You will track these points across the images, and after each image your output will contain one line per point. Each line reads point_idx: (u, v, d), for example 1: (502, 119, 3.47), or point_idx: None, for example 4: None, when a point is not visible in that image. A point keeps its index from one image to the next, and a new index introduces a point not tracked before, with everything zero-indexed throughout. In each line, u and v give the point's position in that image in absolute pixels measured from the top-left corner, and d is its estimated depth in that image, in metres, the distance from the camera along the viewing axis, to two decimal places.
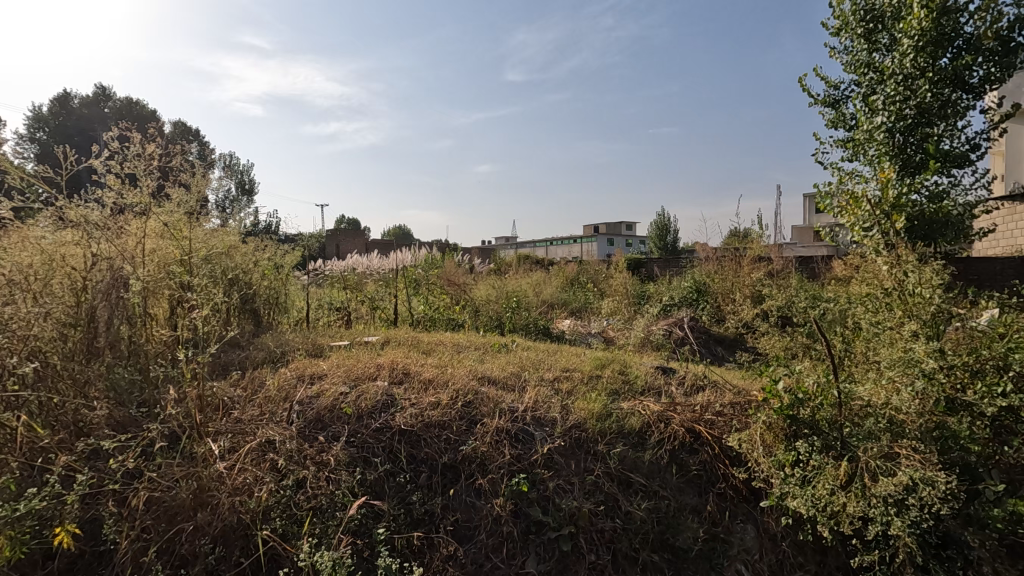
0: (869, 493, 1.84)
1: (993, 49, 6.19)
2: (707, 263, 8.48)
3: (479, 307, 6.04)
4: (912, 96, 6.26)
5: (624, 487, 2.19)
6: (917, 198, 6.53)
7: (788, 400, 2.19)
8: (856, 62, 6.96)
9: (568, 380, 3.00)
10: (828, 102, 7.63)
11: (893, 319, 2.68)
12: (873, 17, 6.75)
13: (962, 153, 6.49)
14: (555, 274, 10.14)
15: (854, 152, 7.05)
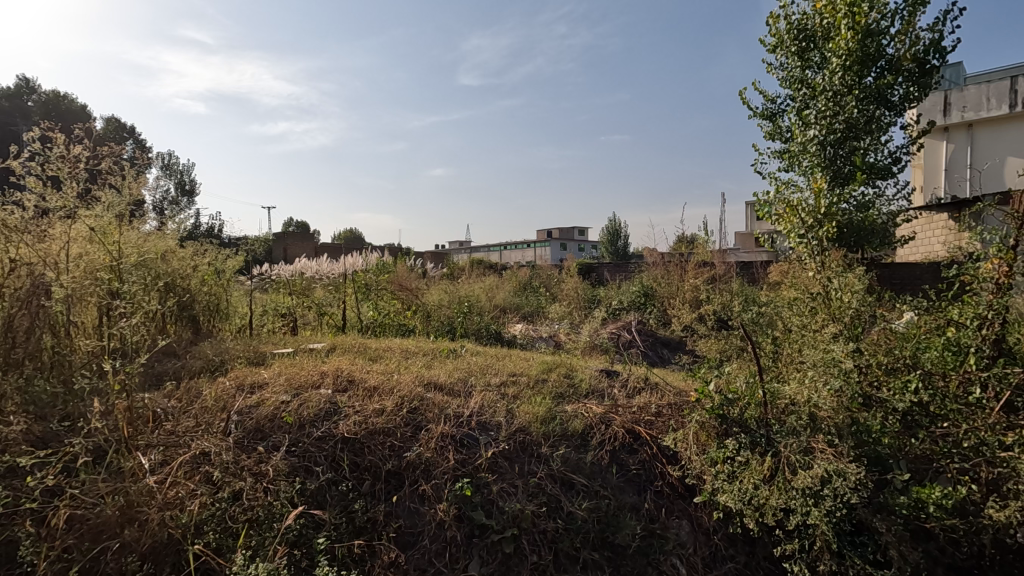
0: (790, 485, 1.97)
1: (911, 71, 6.82)
2: (655, 268, 8.74)
3: (430, 313, 6.02)
4: (841, 111, 6.89)
5: (566, 488, 2.25)
6: (846, 206, 7.01)
7: (718, 400, 2.33)
8: (790, 78, 7.43)
9: (515, 385, 3.05)
10: (765, 115, 8.07)
11: (817, 322, 2.87)
12: (805, 36, 7.23)
13: (886, 166, 7.02)
14: (508, 279, 10.20)
15: (790, 163, 7.50)
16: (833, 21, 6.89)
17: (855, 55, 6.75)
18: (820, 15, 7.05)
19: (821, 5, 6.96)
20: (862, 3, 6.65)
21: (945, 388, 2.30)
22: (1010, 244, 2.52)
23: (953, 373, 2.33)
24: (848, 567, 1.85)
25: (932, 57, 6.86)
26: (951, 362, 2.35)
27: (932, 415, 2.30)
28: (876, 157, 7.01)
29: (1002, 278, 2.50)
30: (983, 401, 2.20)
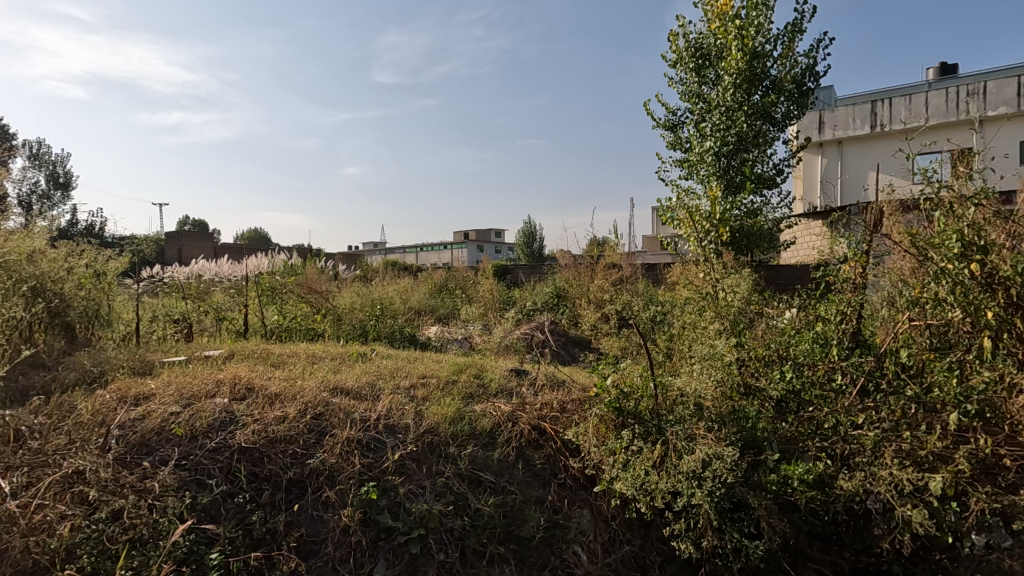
0: (677, 469, 2.15)
1: (791, 91, 7.58)
2: (568, 270, 9.04)
3: (341, 316, 5.82)
4: (732, 126, 7.51)
5: (473, 485, 2.30)
6: (738, 213, 7.65)
7: (615, 394, 2.49)
8: (689, 92, 7.97)
9: (424, 387, 3.05)
10: (667, 126, 8.62)
11: (706, 319, 3.12)
12: (701, 55, 7.79)
13: (770, 176, 7.74)
14: (423, 281, 10.10)
15: (690, 171, 8.05)
16: (725, 42, 7.49)
17: (744, 74, 7.39)
18: (714, 36, 7.63)
19: (714, 26, 7.53)
20: (749, 27, 7.30)
21: (813, 377, 2.60)
22: (863, 251, 2.98)
23: (819, 364, 2.64)
24: (726, 541, 2.04)
25: (808, 80, 7.67)
26: (818, 354, 2.66)
27: (801, 402, 2.58)
28: (763, 168, 7.71)
29: (858, 278, 3.00)
30: (841, 387, 2.53)
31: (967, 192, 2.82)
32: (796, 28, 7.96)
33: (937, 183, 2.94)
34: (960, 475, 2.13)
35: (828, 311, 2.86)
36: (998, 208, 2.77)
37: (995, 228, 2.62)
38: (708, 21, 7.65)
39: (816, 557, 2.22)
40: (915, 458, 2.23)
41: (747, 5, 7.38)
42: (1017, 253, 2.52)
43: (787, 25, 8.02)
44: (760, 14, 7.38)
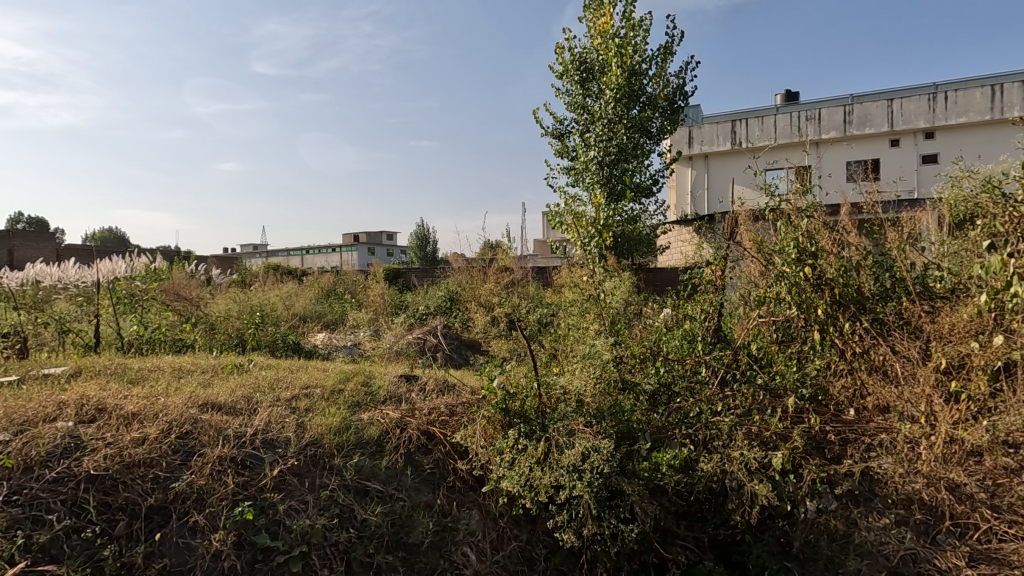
0: (558, 463, 2.28)
1: (664, 108, 8.26)
2: (460, 273, 9.11)
3: (215, 324, 5.42)
4: (613, 137, 8.02)
5: (360, 496, 2.25)
6: (619, 219, 8.19)
7: (501, 395, 2.56)
8: (574, 103, 8.36)
9: (307, 398, 2.91)
10: (555, 134, 8.98)
11: (589, 321, 3.30)
12: (585, 68, 8.20)
13: (647, 186, 8.38)
14: (308, 286, 9.62)
15: (576, 178, 8.43)
16: (606, 58, 7.97)
17: (624, 89, 7.91)
18: (597, 51, 8.08)
19: (597, 42, 7.98)
20: (627, 46, 7.85)
21: (681, 369, 2.90)
22: (722, 256, 3.35)
23: (687, 358, 2.96)
24: (604, 527, 2.17)
25: (678, 99, 8.40)
26: (686, 349, 2.99)
27: (671, 395, 2.81)
28: (641, 178, 8.32)
29: (718, 281, 3.35)
30: (705, 379, 2.83)
31: (801, 205, 3.27)
32: (667, 50, 8.68)
33: (778, 197, 3.37)
34: (795, 451, 2.49)
35: (695, 310, 3.23)
36: (824, 220, 3.26)
37: (823, 236, 3.07)
38: (591, 37, 8.09)
39: (683, 535, 2.39)
40: (762, 438, 2.55)
41: (626, 25, 7.93)
42: (839, 258, 3.00)
43: (659, 47, 8.72)
44: (636, 34, 7.96)
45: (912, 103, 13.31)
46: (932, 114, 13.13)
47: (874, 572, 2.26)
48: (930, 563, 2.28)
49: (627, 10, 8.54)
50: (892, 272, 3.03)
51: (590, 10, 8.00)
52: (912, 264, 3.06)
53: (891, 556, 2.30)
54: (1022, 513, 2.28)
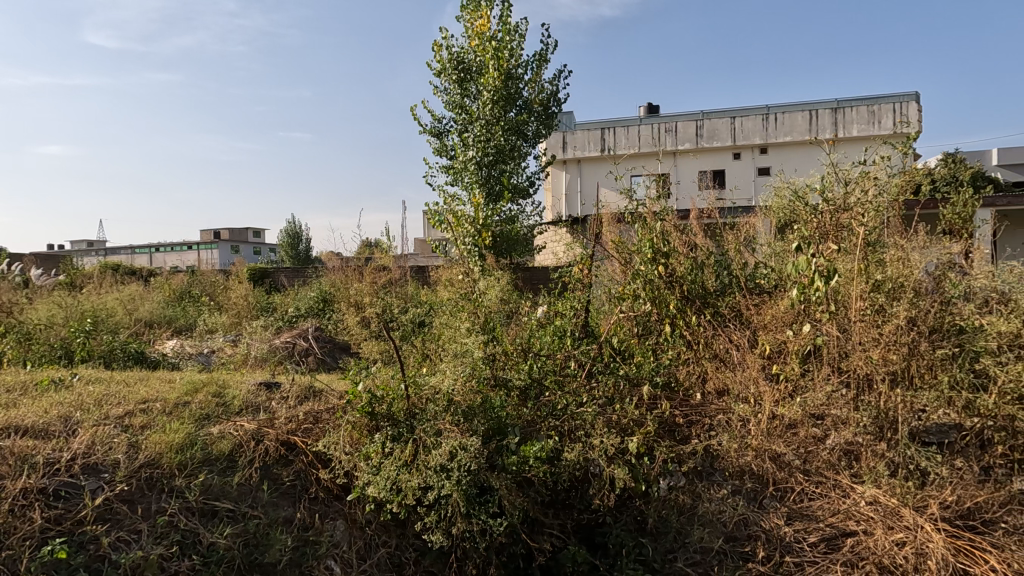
0: (426, 464, 2.26)
1: (539, 113, 8.55)
2: (334, 273, 8.70)
3: (32, 334, 4.65)
4: (491, 139, 8.14)
5: (206, 518, 2.07)
6: (498, 220, 8.33)
7: (367, 398, 2.46)
8: (452, 102, 8.34)
9: (144, 414, 2.59)
10: (433, 133, 8.91)
11: (463, 321, 3.30)
12: (463, 68, 8.22)
13: (524, 187, 8.61)
14: (156, 288, 8.58)
15: (455, 178, 8.42)
16: (483, 59, 8.06)
17: (501, 92, 8.07)
18: (474, 52, 8.14)
19: (474, 43, 8.04)
20: (504, 50, 8.02)
21: (551, 364, 3.02)
22: (588, 255, 3.55)
23: (557, 353, 3.09)
24: (473, 524, 2.19)
25: (552, 104, 8.74)
26: (556, 343, 3.13)
27: (541, 391, 2.89)
28: (518, 180, 8.54)
29: (585, 279, 3.53)
30: (573, 372, 3.00)
31: (656, 210, 3.58)
32: (542, 57, 9.00)
33: (638, 202, 3.65)
34: (648, 435, 2.72)
35: (565, 307, 3.37)
36: (675, 223, 3.60)
37: (675, 237, 3.46)
38: (468, 38, 8.13)
39: (549, 523, 2.46)
40: (621, 425, 2.74)
41: (502, 29, 8.09)
42: (689, 258, 3.39)
43: (534, 53, 9.01)
44: (513, 39, 8.16)
45: (750, 121, 15.12)
46: (765, 132, 15.03)
47: (714, 539, 2.49)
48: (759, 525, 2.53)
49: (503, 14, 8.71)
50: (728, 270, 3.43)
51: (468, 11, 8.03)
52: (745, 263, 3.47)
53: (727, 522, 2.54)
54: (826, 474, 2.65)
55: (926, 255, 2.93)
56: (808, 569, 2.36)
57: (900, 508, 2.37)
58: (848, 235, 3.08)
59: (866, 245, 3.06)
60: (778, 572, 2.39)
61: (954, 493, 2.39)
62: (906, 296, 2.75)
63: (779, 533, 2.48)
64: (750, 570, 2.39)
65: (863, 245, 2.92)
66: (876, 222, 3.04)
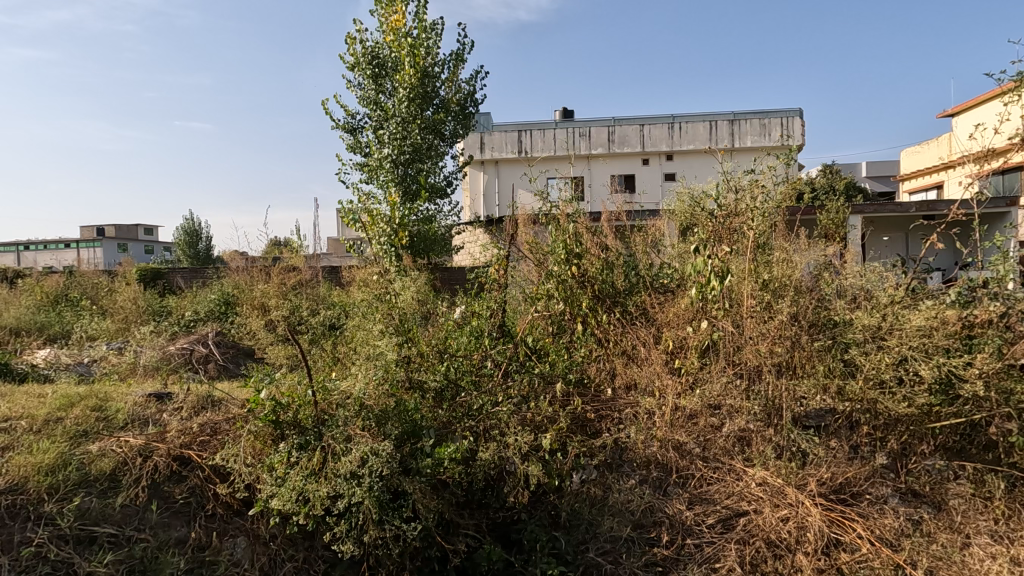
0: (335, 472, 2.18)
1: (456, 112, 8.51)
2: (237, 274, 8.17)
3: None
4: (407, 137, 7.99)
5: (83, 546, 1.93)
6: (415, 219, 8.17)
7: (271, 406, 2.33)
8: (366, 97, 8.11)
9: (7, 434, 2.31)
10: (346, 128, 8.62)
11: (377, 323, 3.23)
12: (378, 64, 8.02)
13: (442, 187, 8.52)
14: (25, 291, 7.65)
15: (370, 175, 8.20)
16: (399, 55, 7.91)
17: (417, 90, 7.95)
18: (389, 48, 7.96)
19: (389, 38, 7.86)
20: (420, 47, 7.91)
21: (467, 365, 3.02)
22: (504, 256, 3.61)
23: (474, 353, 3.09)
24: (385, 530, 2.13)
25: (470, 105, 8.73)
26: (473, 344, 3.15)
27: (457, 392, 2.88)
28: (436, 179, 8.44)
29: (501, 279, 3.56)
30: (489, 372, 3.00)
31: (569, 211, 3.70)
32: (459, 57, 8.97)
33: (551, 204, 3.75)
34: (560, 432, 2.79)
35: (481, 307, 3.39)
36: (587, 225, 3.73)
37: (587, 239, 3.60)
38: (383, 33, 7.94)
39: (464, 524, 2.44)
40: (534, 423, 2.78)
41: (418, 26, 7.97)
42: (600, 259, 3.52)
43: (451, 53, 8.96)
44: (429, 37, 8.07)
45: (657, 129, 15.97)
46: (671, 140, 15.97)
47: (622, 528, 2.59)
48: (663, 512, 2.66)
49: (419, 11, 8.59)
50: (636, 271, 3.60)
51: (382, 5, 7.84)
52: (651, 264, 3.66)
53: (635, 510, 2.65)
54: (722, 460, 2.85)
55: (805, 257, 3.25)
56: (705, 549, 2.51)
57: (784, 487, 2.60)
58: (739, 238, 3.34)
59: (756, 247, 3.34)
60: (680, 554, 2.51)
61: (829, 471, 2.67)
62: (788, 294, 3.03)
63: (680, 517, 2.62)
64: (655, 555, 2.49)
65: (752, 247, 3.19)
66: (763, 227, 3.32)
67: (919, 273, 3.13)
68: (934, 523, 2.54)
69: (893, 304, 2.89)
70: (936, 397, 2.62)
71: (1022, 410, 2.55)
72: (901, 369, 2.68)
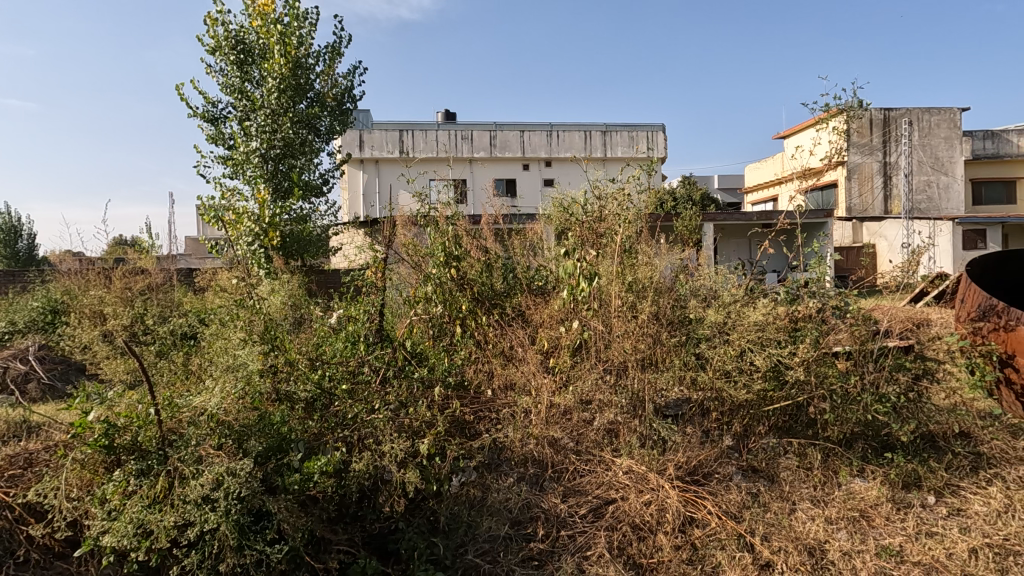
0: (184, 498, 1.97)
1: (332, 108, 8.10)
2: (68, 277, 7.09)
3: None
4: (278, 130, 7.47)
5: None
6: (286, 218, 7.61)
7: (103, 430, 2.04)
8: (230, 85, 7.46)
9: None
10: (206, 117, 7.85)
11: (238, 331, 2.98)
12: (243, 49, 7.40)
13: (317, 185, 8.06)
14: None
15: (235, 170, 7.57)
16: (267, 43, 7.37)
17: (288, 81, 7.45)
18: (256, 34, 7.39)
19: (256, 23, 7.30)
20: (291, 36, 7.43)
21: (342, 372, 2.89)
22: (381, 259, 3.50)
23: (349, 360, 2.97)
24: (245, 556, 1.95)
25: (347, 101, 8.37)
26: (350, 351, 3.03)
27: (330, 401, 2.74)
28: (310, 177, 7.96)
29: (379, 282, 3.47)
30: (366, 378, 2.89)
31: (448, 214, 3.72)
32: (335, 50, 8.57)
33: (429, 206, 3.74)
34: (439, 436, 2.75)
35: (357, 311, 3.28)
36: (466, 228, 3.76)
37: (466, 242, 3.63)
38: (248, 16, 7.36)
39: (336, 539, 2.29)
40: (412, 428, 2.71)
41: (289, 14, 7.50)
42: (477, 262, 3.58)
43: (326, 45, 8.53)
44: (302, 26, 7.61)
45: (536, 136, 16.53)
46: (549, 147, 16.60)
47: (500, 526, 2.61)
48: (539, 506, 2.74)
49: None
50: (513, 274, 3.71)
51: None
52: (527, 267, 3.79)
53: (512, 508, 2.70)
54: (593, 452, 3.02)
55: (665, 261, 3.54)
56: (578, 538, 2.58)
57: (647, 473, 2.82)
58: (606, 242, 3.56)
59: (623, 251, 3.56)
60: (555, 546, 2.56)
61: (685, 455, 2.93)
62: (649, 294, 3.28)
63: (555, 510, 2.71)
64: (531, 550, 2.52)
65: (618, 251, 3.42)
66: (628, 233, 3.56)
67: (756, 275, 3.56)
68: (768, 494, 2.87)
69: (735, 303, 3.26)
70: (769, 383, 2.99)
71: (832, 391, 2.98)
72: (741, 360, 3.02)
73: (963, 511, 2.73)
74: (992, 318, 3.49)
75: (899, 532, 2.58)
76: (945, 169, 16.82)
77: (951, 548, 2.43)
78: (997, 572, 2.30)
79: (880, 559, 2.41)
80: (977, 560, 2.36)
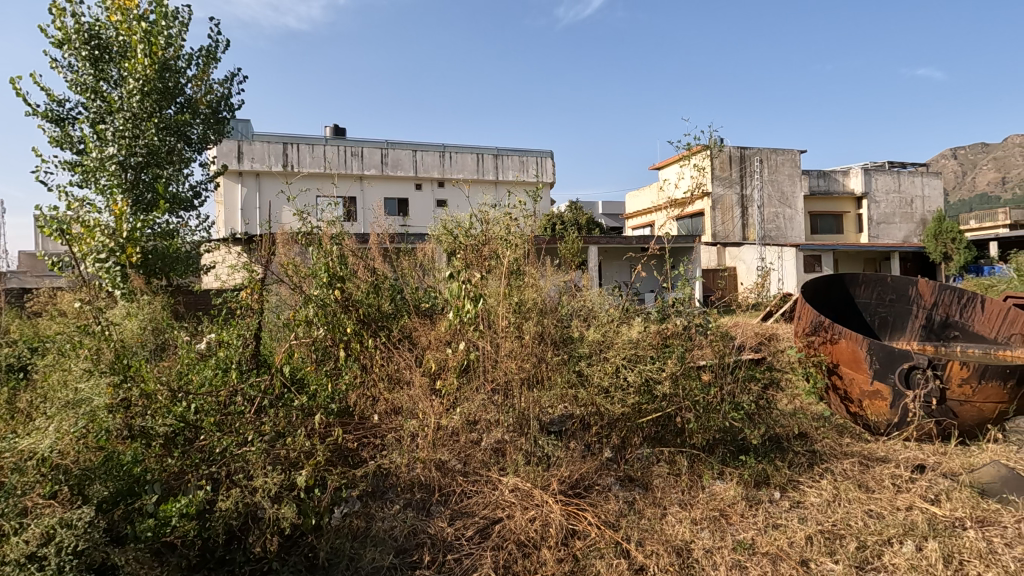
0: (3, 559, 1.70)
1: (206, 115, 7.49)
2: None
3: None
4: (140, 135, 6.77)
5: None
6: (148, 233, 6.92)
7: None
8: (80, 83, 6.68)
9: None
10: (49, 117, 6.93)
11: (83, 360, 2.64)
12: (98, 45, 6.70)
13: (187, 198, 7.39)
14: None
15: (85, 179, 6.76)
16: (128, 40, 6.71)
17: (153, 84, 6.78)
18: (114, 30, 6.70)
19: (115, 18, 6.62)
20: (158, 35, 6.81)
21: (211, 404, 2.66)
22: (258, 279, 3.29)
23: (219, 389, 2.75)
24: None
25: (223, 109, 7.79)
26: (220, 379, 2.82)
27: (195, 434, 2.51)
28: (178, 188, 7.26)
29: (255, 304, 3.26)
30: (238, 409, 2.68)
31: (332, 233, 3.55)
32: (210, 55, 7.99)
33: (311, 224, 3.59)
34: (318, 466, 2.59)
35: (229, 336, 3.04)
36: (352, 248, 3.66)
37: (352, 262, 3.54)
38: (106, 10, 6.65)
39: None
40: (289, 459, 2.54)
41: (156, 11, 6.88)
42: (363, 284, 3.49)
43: (200, 48, 7.93)
44: (170, 26, 7.01)
45: (429, 156, 16.53)
46: (441, 167, 16.75)
47: (385, 556, 2.51)
48: (426, 532, 2.69)
49: None
50: (401, 295, 3.68)
51: None
52: (416, 289, 3.77)
53: (397, 536, 2.63)
54: (480, 473, 3.04)
55: (549, 282, 3.70)
56: (464, 561, 2.55)
57: (532, 489, 2.89)
58: (493, 263, 3.66)
59: (510, 273, 3.65)
60: (441, 570, 2.51)
61: (567, 469, 3.05)
62: (535, 315, 3.40)
63: (441, 535, 2.68)
64: None
65: (506, 272, 3.50)
66: (515, 255, 3.67)
67: (632, 297, 3.83)
68: (642, 501, 3.07)
69: (611, 322, 3.50)
70: (643, 396, 3.21)
71: (696, 402, 3.26)
72: (617, 376, 3.22)
73: (802, 503, 3.11)
74: (820, 333, 4.01)
75: (751, 526, 2.87)
76: (789, 203, 19.32)
77: (793, 538, 2.75)
78: (828, 555, 2.63)
79: (736, 553, 2.66)
80: (812, 546, 2.69)
